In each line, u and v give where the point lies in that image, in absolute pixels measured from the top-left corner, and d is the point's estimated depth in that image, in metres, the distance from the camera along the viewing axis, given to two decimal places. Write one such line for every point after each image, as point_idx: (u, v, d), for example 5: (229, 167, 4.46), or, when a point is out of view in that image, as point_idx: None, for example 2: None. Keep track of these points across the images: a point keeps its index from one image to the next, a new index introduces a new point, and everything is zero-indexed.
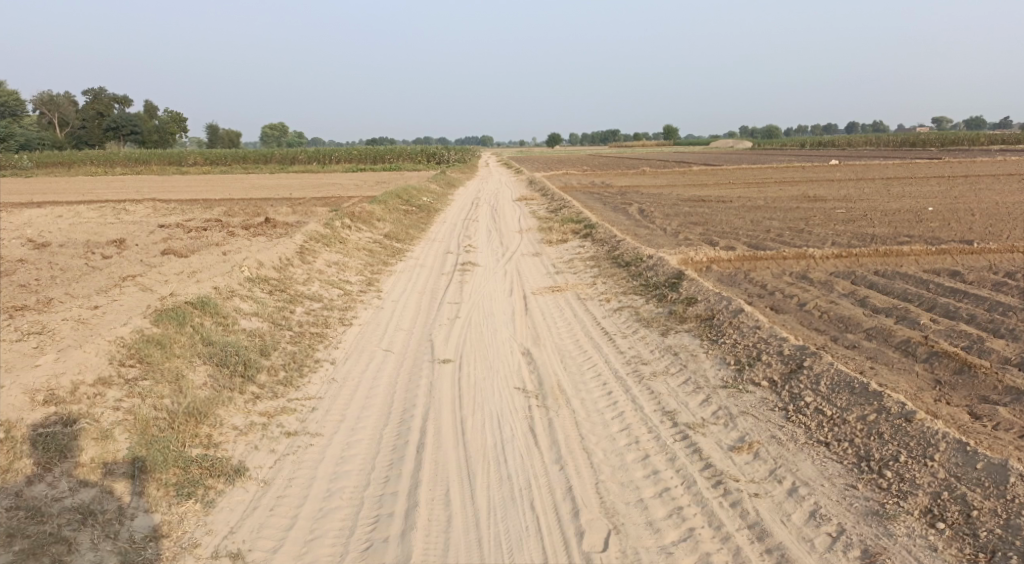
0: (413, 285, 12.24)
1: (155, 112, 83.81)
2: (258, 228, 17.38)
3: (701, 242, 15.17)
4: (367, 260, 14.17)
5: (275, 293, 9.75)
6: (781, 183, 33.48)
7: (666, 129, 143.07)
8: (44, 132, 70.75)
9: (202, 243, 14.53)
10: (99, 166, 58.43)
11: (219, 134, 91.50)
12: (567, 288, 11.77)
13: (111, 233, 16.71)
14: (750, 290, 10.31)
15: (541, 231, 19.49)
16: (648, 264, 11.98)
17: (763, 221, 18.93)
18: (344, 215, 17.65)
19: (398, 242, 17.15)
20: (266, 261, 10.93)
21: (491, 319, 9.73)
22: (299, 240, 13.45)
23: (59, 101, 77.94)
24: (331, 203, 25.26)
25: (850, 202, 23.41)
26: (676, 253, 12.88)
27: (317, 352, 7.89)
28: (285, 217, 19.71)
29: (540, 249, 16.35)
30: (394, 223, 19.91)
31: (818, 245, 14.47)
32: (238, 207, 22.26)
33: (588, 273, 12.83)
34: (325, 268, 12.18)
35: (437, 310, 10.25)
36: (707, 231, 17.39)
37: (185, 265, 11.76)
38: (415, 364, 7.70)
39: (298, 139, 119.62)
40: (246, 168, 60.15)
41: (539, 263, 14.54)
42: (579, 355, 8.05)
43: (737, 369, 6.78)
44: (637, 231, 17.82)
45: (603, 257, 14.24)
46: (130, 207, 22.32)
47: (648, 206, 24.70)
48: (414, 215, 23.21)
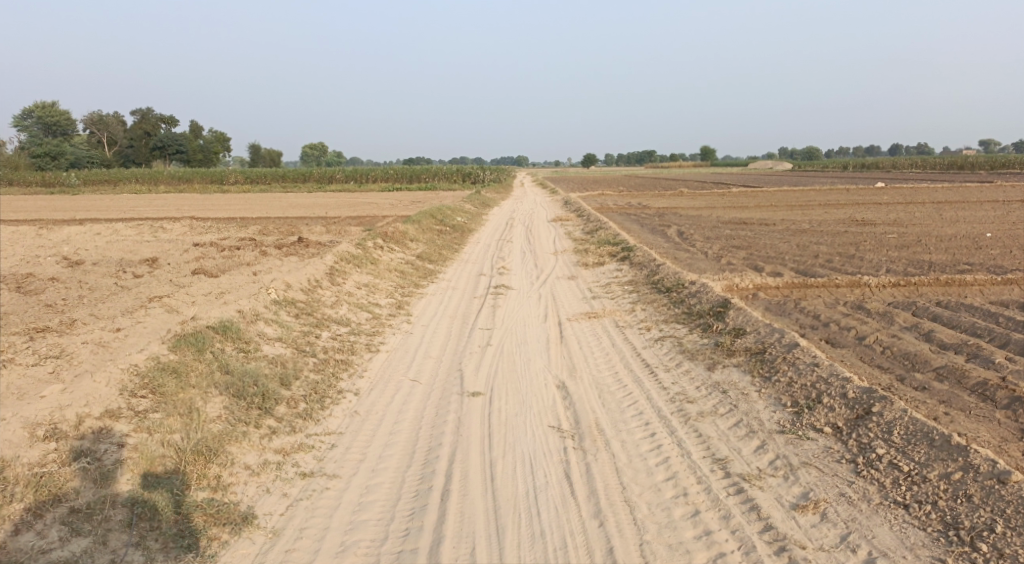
0: (444, 309, 11.83)
1: (200, 132, 86.26)
2: (291, 247, 17.29)
3: (745, 268, 14.49)
4: (398, 282, 13.85)
5: (301, 317, 9.44)
6: (826, 206, 32.40)
7: (704, 150, 141.57)
8: (94, 151, 73.20)
9: (234, 263, 14.42)
10: (144, 183, 60.12)
11: (260, 153, 93.65)
12: (604, 315, 11.22)
13: (146, 251, 16.81)
14: (802, 321, 9.63)
15: (577, 253, 18.99)
16: (691, 291, 11.38)
17: (810, 246, 18.11)
18: (376, 235, 17.45)
19: (431, 263, 16.84)
20: (295, 283, 10.66)
21: (524, 347, 9.23)
22: (329, 260, 13.21)
23: (110, 121, 80.84)
24: (365, 222, 25.25)
25: (901, 227, 22.38)
26: (720, 279, 12.25)
27: (340, 381, 7.49)
28: (318, 237, 19.62)
29: (576, 273, 15.84)
30: (427, 243, 19.65)
31: (871, 272, 13.67)
32: (273, 226, 22.34)
33: (626, 298, 12.27)
34: (354, 290, 11.87)
35: (468, 337, 9.80)
36: (751, 256, 16.67)
37: (213, 286, 11.59)
38: (443, 396, 7.24)
39: (336, 158, 121.76)
40: (285, 186, 61.20)
41: (575, 288, 14.02)
42: (618, 390, 7.49)
43: (795, 411, 6.15)
44: (677, 255, 17.20)
45: (642, 281, 13.68)
46: (168, 225, 22.61)
47: (687, 228, 24.02)
48: (447, 236, 22.95)
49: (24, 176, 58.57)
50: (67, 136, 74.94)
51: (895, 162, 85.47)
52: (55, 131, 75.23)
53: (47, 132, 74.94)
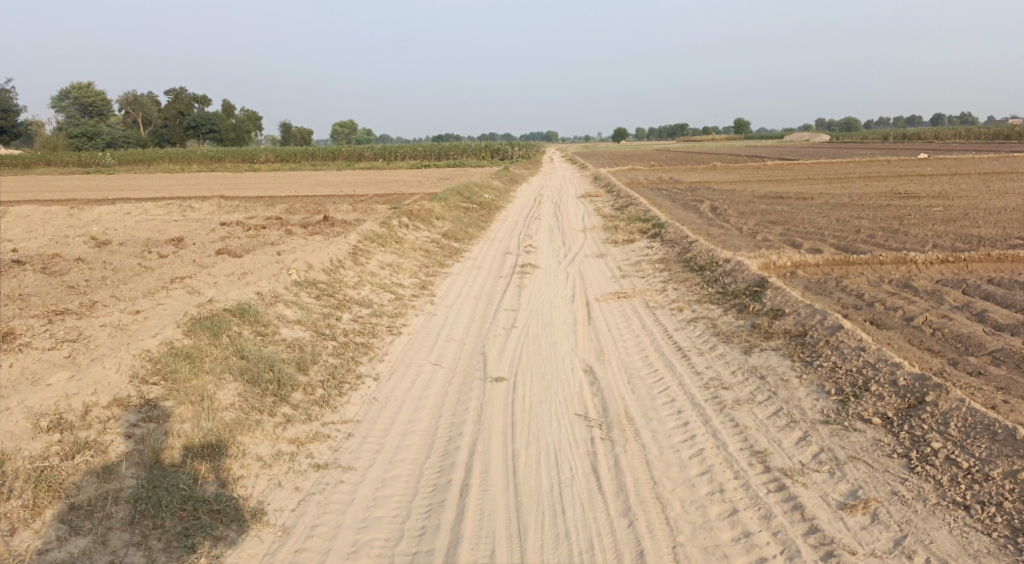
0: (469, 289, 11.54)
1: (231, 111, 86.96)
2: (316, 226, 17.17)
3: (782, 244, 13.88)
4: (423, 261, 13.60)
5: (322, 299, 9.23)
6: (866, 179, 31.16)
7: (737, 122, 138.12)
8: (129, 132, 74.33)
9: (258, 242, 14.33)
10: (177, 162, 60.90)
11: (291, 131, 94.14)
12: (634, 295, 10.80)
13: (173, 231, 16.85)
14: (844, 301, 9.10)
15: (606, 230, 18.50)
16: (725, 269, 10.88)
17: (852, 221, 17.32)
18: (401, 213, 17.20)
19: (456, 242, 16.55)
20: (316, 263, 10.46)
21: (550, 330, 8.89)
22: (353, 240, 13.00)
23: (143, 101, 81.97)
24: (392, 200, 25.05)
25: (948, 200, 21.30)
26: (756, 257, 11.71)
27: (359, 366, 7.26)
28: (344, 215, 19.46)
29: (605, 250, 15.39)
30: (453, 221, 19.34)
31: (917, 249, 12.96)
32: (300, 205, 22.28)
33: (657, 277, 11.82)
34: (377, 269, 11.64)
35: (492, 318, 9.50)
36: (788, 231, 16.00)
37: (236, 266, 11.48)
38: (465, 382, 6.96)
39: (366, 135, 121.91)
40: (314, 164, 61.41)
41: (603, 266, 13.59)
42: (649, 375, 7.12)
43: (840, 400, 5.71)
44: (710, 231, 16.62)
45: (673, 259, 13.20)
46: (196, 204, 22.71)
47: (721, 203, 23.26)
48: (474, 213, 22.62)
49: (62, 157, 59.77)
50: (103, 117, 76.16)
51: (939, 133, 82.20)
52: (91, 112, 76.55)
53: (83, 113, 76.28)
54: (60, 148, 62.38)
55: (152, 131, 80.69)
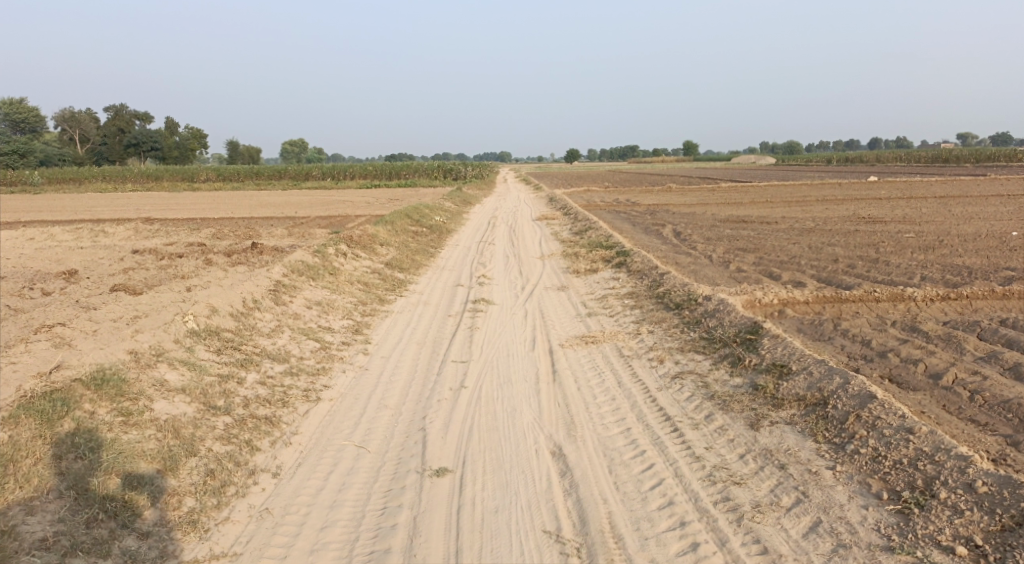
0: (411, 333, 9.79)
1: (174, 128, 83.52)
2: (242, 254, 15.19)
3: (760, 277, 12.65)
4: (360, 296, 11.83)
5: (223, 355, 7.39)
6: (823, 202, 30.73)
7: (687, 144, 140.43)
8: (62, 147, 70.21)
9: (167, 275, 12.31)
10: (111, 180, 57.46)
11: (238, 149, 90.92)
12: (603, 340, 9.27)
13: (73, 261, 14.65)
14: (852, 352, 7.78)
15: (566, 258, 17.05)
16: (707, 310, 9.47)
17: (825, 248, 16.32)
18: (339, 240, 15.39)
19: (401, 272, 14.82)
20: (223, 305, 8.61)
21: (507, 390, 7.26)
22: (276, 273, 11.14)
23: (81, 117, 78.16)
24: (336, 223, 23.17)
25: (915, 225, 20.64)
26: (738, 293, 10.37)
27: (256, 455, 5.48)
28: (276, 242, 17.51)
29: (567, 282, 13.90)
30: (399, 248, 17.59)
31: (907, 282, 11.87)
32: (230, 230, 20.20)
33: (628, 317, 10.35)
34: (301, 311, 9.81)
35: (436, 375, 7.81)
36: (762, 261, 14.85)
37: (128, 307, 9.50)
38: (397, 475, 5.27)
39: (317, 155, 119.20)
40: (259, 183, 58.81)
41: (566, 302, 12.08)
42: (635, 457, 5.56)
43: (899, 511, 4.30)
44: (678, 260, 15.36)
45: (644, 292, 11.79)
46: (111, 228, 20.34)
47: (684, 227, 22.18)
48: (424, 238, 20.90)
49: None
50: (35, 132, 71.91)
51: (879, 157, 84.42)
52: (22, 126, 72.41)
53: (11, 127, 71.92)
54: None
55: (90, 147, 76.78)
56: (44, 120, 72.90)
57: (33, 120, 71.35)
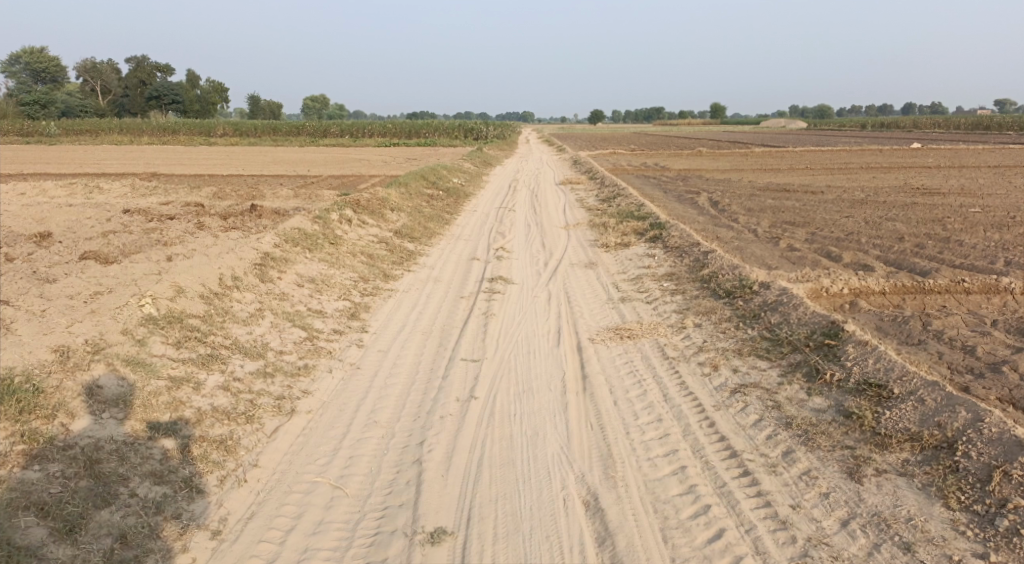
0: (415, 321, 8.40)
1: (194, 82, 82.10)
2: (238, 218, 13.82)
3: (818, 258, 11.07)
4: (361, 270, 10.44)
5: (182, 350, 6.05)
6: (866, 170, 28.60)
7: (715, 107, 136.30)
8: (82, 98, 69.22)
9: (149, 239, 10.99)
10: (127, 133, 56.26)
11: (259, 104, 89.39)
12: (641, 335, 7.83)
13: (55, 220, 13.38)
14: (955, 364, 6.30)
15: (593, 229, 15.51)
16: (766, 302, 7.96)
17: (884, 224, 14.59)
18: (344, 204, 13.97)
19: (412, 242, 13.40)
20: (192, 285, 7.25)
21: (526, 404, 5.87)
22: (266, 244, 9.76)
23: (101, 68, 76.90)
24: (348, 184, 21.72)
25: (978, 198, 18.77)
26: (800, 279, 8.85)
27: (197, 501, 4.24)
28: (279, 204, 16.12)
29: (595, 258, 12.39)
30: (411, 213, 16.16)
31: (992, 267, 10.25)
32: (232, 190, 18.83)
33: (668, 305, 8.86)
34: (290, 290, 8.45)
35: (442, 377, 6.44)
36: (814, 238, 13.20)
37: (90, 280, 8.20)
38: (376, 537, 3.96)
39: (339, 111, 117.25)
40: (276, 139, 57.35)
41: (594, 282, 10.60)
42: (695, 517, 4.19)
43: None
44: (719, 234, 13.78)
45: (685, 273, 10.29)
46: (106, 183, 19.03)
47: (720, 196, 20.45)
48: (439, 202, 19.39)
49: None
50: (56, 83, 70.94)
51: (917, 122, 80.50)
52: (42, 77, 71.52)
53: (32, 78, 71.07)
54: (9, 115, 57.54)
55: (111, 98, 75.68)
56: (65, 70, 71.82)
57: (54, 71, 70.50)
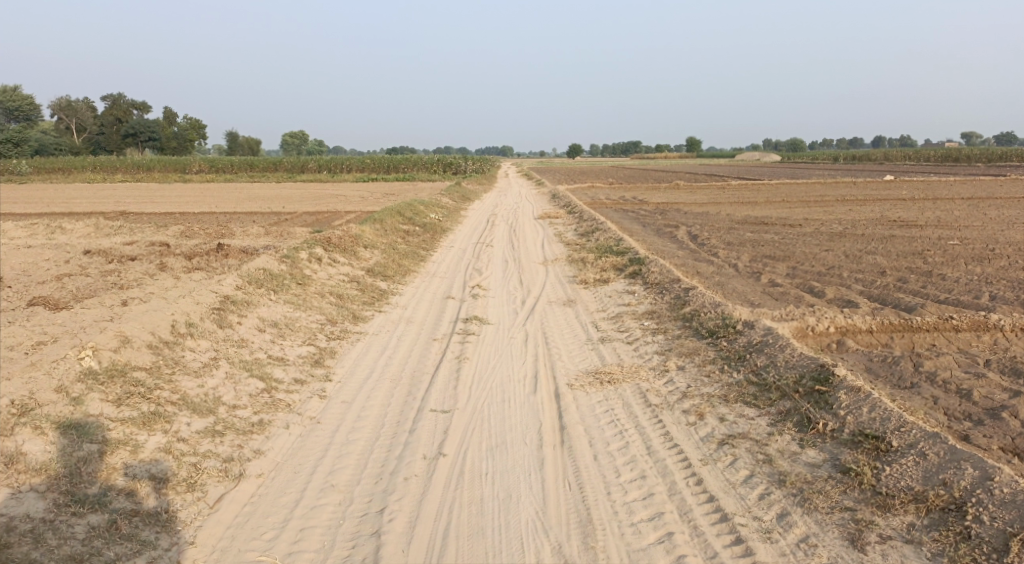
0: (384, 366, 7.92)
1: (172, 119, 81.69)
2: (204, 258, 13.31)
3: (801, 294, 10.83)
4: (329, 312, 9.98)
5: (123, 408, 5.52)
6: (841, 203, 28.85)
7: (690, 142, 138.72)
8: (56, 136, 68.43)
9: (105, 283, 10.45)
10: (101, 171, 55.48)
11: (238, 140, 89.11)
12: (622, 379, 7.43)
13: (10, 263, 12.77)
14: (952, 409, 5.98)
15: (572, 264, 15.21)
16: (751, 343, 7.63)
17: (864, 258, 14.46)
18: (315, 243, 13.54)
19: (385, 281, 12.98)
20: (140, 334, 6.74)
21: (499, 461, 5.41)
22: (227, 287, 9.28)
23: (77, 106, 76.32)
24: (322, 221, 21.29)
25: (954, 230, 18.84)
26: (785, 318, 8.55)
27: None
28: (248, 243, 15.63)
29: (573, 296, 12.04)
30: (386, 251, 15.75)
31: (977, 302, 10.06)
32: (202, 229, 18.31)
33: (650, 346, 8.49)
34: (250, 336, 7.95)
35: (409, 431, 5.97)
36: (795, 272, 13.01)
37: (33, 328, 7.64)
38: None
39: (318, 147, 117.41)
40: (254, 176, 56.87)
41: (573, 322, 10.23)
42: None
43: None
44: (700, 269, 13.54)
45: (666, 312, 9.97)
46: (70, 223, 18.41)
47: (700, 230, 20.33)
48: (415, 239, 19.02)
49: None
50: (29, 121, 70.09)
51: (887, 155, 82.32)
52: (15, 115, 70.70)
53: (5, 116, 70.21)
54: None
55: (86, 135, 74.90)
56: (39, 108, 71.06)
57: (29, 110, 69.86)
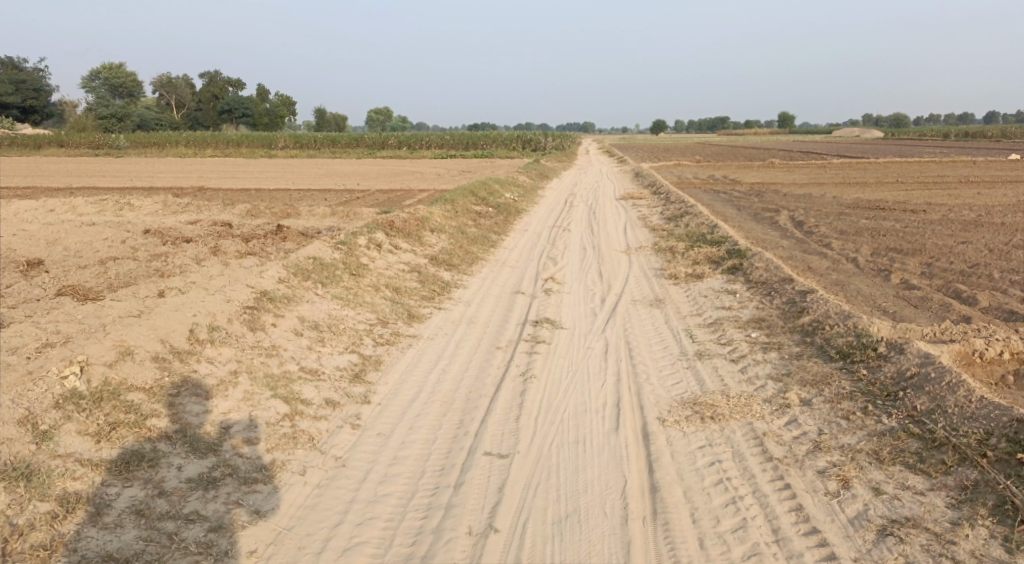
0: (435, 384, 6.62)
1: (263, 96, 83.86)
2: (259, 241, 12.46)
3: (948, 301, 8.79)
4: (381, 310, 8.79)
5: (102, 446, 4.53)
6: (966, 185, 25.42)
7: (782, 116, 131.29)
8: (156, 112, 71.36)
9: (147, 271, 9.68)
10: (193, 145, 57.19)
11: (325, 117, 90.69)
12: (731, 414, 5.83)
13: (67, 242, 12.34)
14: None
15: (659, 254, 13.52)
16: (903, 373, 5.85)
17: (1016, 253, 12.00)
18: (375, 227, 12.46)
19: (449, 270, 11.75)
20: (147, 345, 5.73)
21: (569, 546, 4.03)
22: (267, 280, 8.24)
23: (176, 83, 79.37)
24: (393, 200, 20.35)
25: None
26: (942, 339, 6.65)
27: None
28: (309, 224, 14.76)
29: (662, 293, 10.41)
30: (453, 235, 14.54)
31: None
32: (268, 208, 17.66)
33: (761, 369, 6.82)
34: (282, 341, 6.83)
35: (455, 486, 4.66)
36: (932, 270, 10.83)
37: (49, 324, 6.83)
38: None
39: (401, 123, 118.43)
40: (335, 151, 57.25)
41: (662, 328, 8.63)
42: None
43: None
44: (812, 264, 11.59)
45: (777, 320, 8.22)
46: (142, 200, 18.17)
47: (804, 214, 18.06)
48: (487, 222, 17.71)
49: (75, 137, 56.43)
50: (132, 98, 73.48)
51: (1008, 129, 74.32)
52: (120, 92, 74.27)
53: (111, 93, 73.84)
54: (89, 129, 59.78)
55: (183, 112, 77.83)
56: (141, 85, 74.29)
57: (133, 87, 73.30)
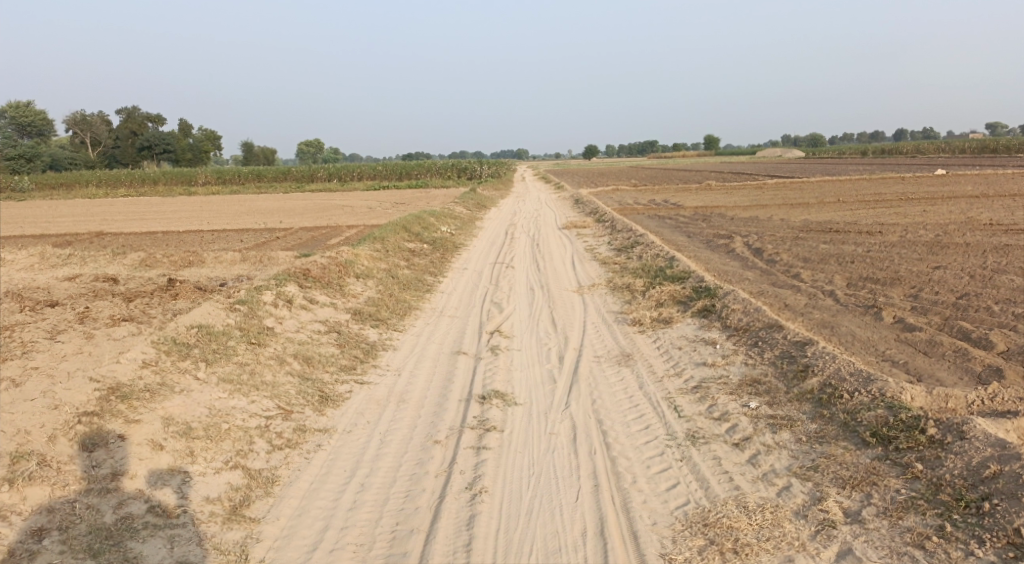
0: (349, 514, 4.78)
1: (185, 130, 79.88)
2: (143, 301, 10.32)
3: (961, 344, 7.55)
4: (285, 392, 6.90)
5: None
6: (908, 202, 25.19)
7: (709, 139, 135.17)
8: (66, 151, 66.69)
9: None
10: (105, 185, 53.11)
11: (252, 151, 87.15)
12: (759, 544, 4.23)
13: None
14: None
15: (615, 294, 12.06)
16: (975, 471, 4.41)
17: (999, 279, 11.06)
18: (287, 277, 10.53)
19: (376, 327, 9.91)
20: None
21: None
22: (124, 367, 6.26)
23: (90, 120, 74.66)
24: (317, 241, 18.31)
25: None
26: (998, 414, 5.28)
27: None
28: (213, 275, 12.63)
29: (629, 346, 8.84)
30: (382, 281, 12.71)
31: None
32: (169, 255, 15.36)
33: (779, 459, 5.27)
34: (130, 463, 4.90)
35: None
36: (922, 304, 9.70)
37: None
38: None
39: (334, 155, 115.49)
40: (262, 186, 54.28)
41: (638, 397, 7.01)
42: None
43: None
44: (790, 301, 10.30)
45: (776, 382, 6.75)
46: (16, 251, 15.56)
47: (760, 240, 17.04)
48: (422, 261, 15.93)
49: None
50: (41, 136, 68.56)
51: (920, 146, 77.86)
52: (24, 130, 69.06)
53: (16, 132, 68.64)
54: None
55: (97, 149, 73.09)
56: (50, 122, 69.40)
57: (40, 125, 68.43)
